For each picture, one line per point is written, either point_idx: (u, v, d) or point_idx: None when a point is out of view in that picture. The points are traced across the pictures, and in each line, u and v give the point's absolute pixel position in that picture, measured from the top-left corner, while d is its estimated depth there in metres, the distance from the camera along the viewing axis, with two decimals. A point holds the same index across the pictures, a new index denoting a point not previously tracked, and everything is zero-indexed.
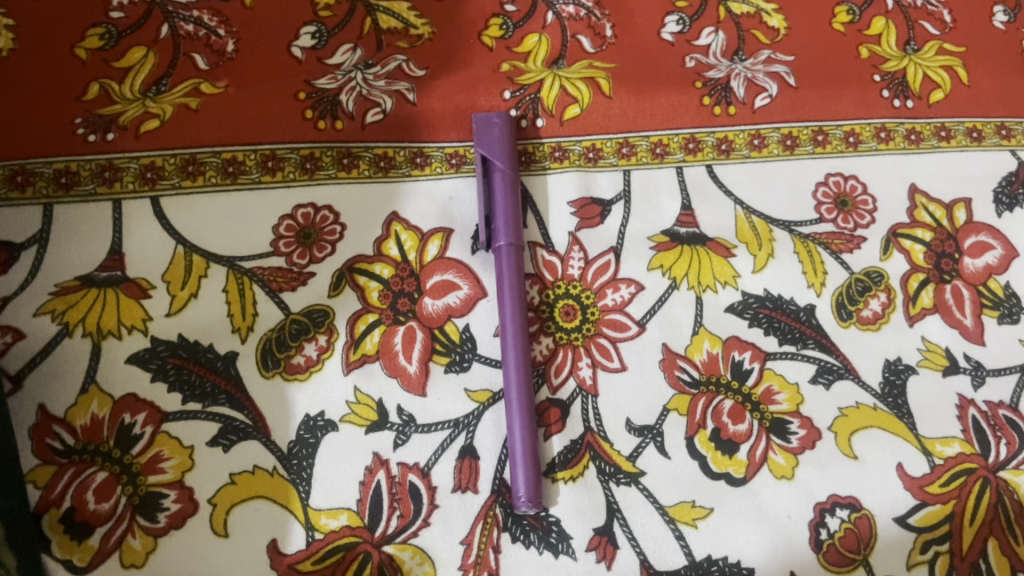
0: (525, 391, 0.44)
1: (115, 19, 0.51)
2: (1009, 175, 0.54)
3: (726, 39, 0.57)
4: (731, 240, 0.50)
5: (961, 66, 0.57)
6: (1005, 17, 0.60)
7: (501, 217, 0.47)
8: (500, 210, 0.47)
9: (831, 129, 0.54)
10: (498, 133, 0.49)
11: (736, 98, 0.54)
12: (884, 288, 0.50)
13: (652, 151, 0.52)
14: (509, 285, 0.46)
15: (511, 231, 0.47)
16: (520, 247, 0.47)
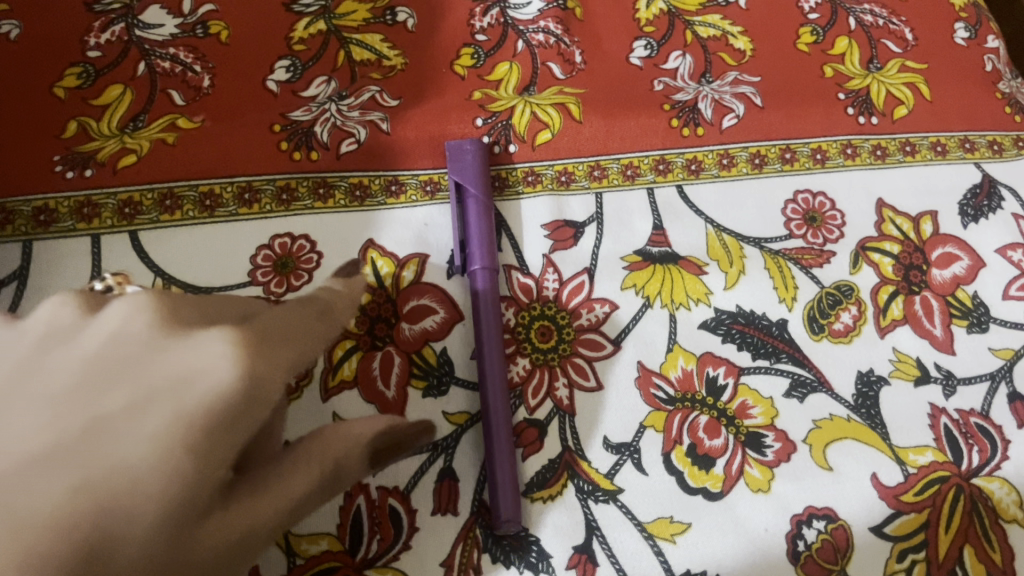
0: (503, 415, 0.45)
1: (92, 58, 0.52)
2: (973, 188, 0.55)
3: (693, 62, 0.58)
4: (703, 258, 0.51)
5: (923, 82, 0.58)
6: (966, 33, 0.61)
7: (477, 242, 0.48)
8: (475, 235, 0.48)
9: (798, 146, 0.55)
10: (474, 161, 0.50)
11: (704, 119, 0.55)
12: (855, 301, 0.51)
13: (622, 173, 0.53)
14: (484, 310, 0.46)
15: (486, 256, 0.48)
16: (495, 273, 0.48)
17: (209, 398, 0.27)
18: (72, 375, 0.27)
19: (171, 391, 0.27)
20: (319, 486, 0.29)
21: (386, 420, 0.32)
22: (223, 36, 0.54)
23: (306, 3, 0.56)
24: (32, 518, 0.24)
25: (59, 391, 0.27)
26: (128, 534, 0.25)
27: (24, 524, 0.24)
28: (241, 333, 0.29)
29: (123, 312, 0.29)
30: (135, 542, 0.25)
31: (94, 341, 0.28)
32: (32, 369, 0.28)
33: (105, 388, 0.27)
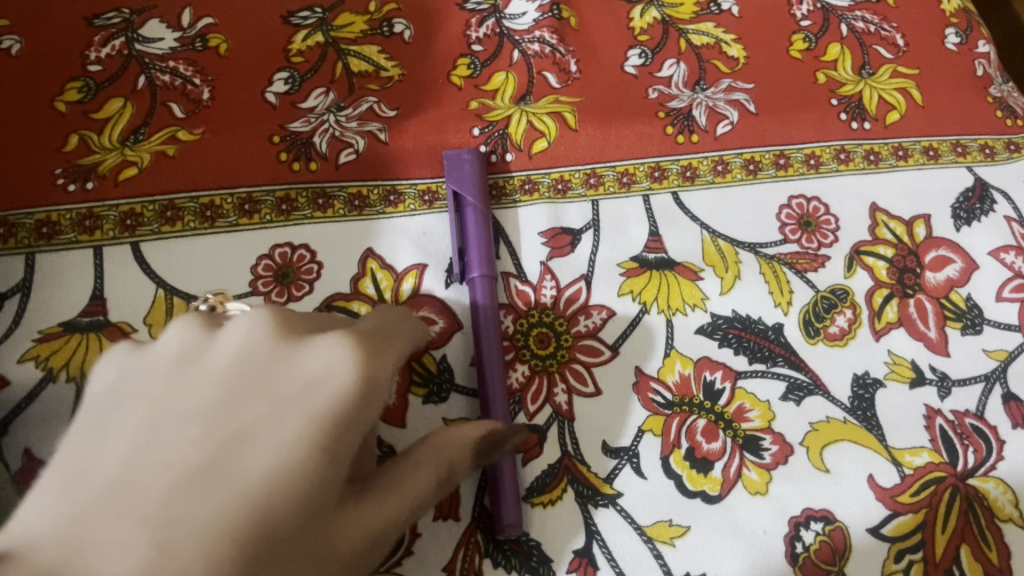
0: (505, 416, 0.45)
1: (93, 72, 0.52)
2: (966, 192, 0.55)
3: (687, 69, 0.59)
4: (698, 263, 0.52)
5: (915, 87, 0.59)
6: (957, 39, 0.62)
7: (475, 249, 0.48)
8: (474, 242, 0.49)
9: (792, 152, 0.56)
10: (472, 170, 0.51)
11: (698, 126, 0.56)
12: (850, 305, 0.51)
13: (618, 180, 0.54)
14: (483, 317, 0.47)
15: (485, 263, 0.48)
16: (493, 279, 0.48)
17: (336, 396, 0.31)
18: (212, 389, 0.30)
19: (302, 393, 0.30)
20: (439, 486, 0.33)
21: (483, 426, 0.36)
22: (222, 48, 0.55)
23: (304, 14, 0.57)
24: (201, 517, 0.27)
25: (202, 404, 0.30)
26: (282, 518, 0.28)
27: (198, 519, 0.27)
28: (351, 339, 0.33)
29: (243, 329, 0.32)
30: (286, 527, 0.28)
31: (222, 359, 0.32)
32: (171, 388, 0.31)
33: (241, 396, 0.30)
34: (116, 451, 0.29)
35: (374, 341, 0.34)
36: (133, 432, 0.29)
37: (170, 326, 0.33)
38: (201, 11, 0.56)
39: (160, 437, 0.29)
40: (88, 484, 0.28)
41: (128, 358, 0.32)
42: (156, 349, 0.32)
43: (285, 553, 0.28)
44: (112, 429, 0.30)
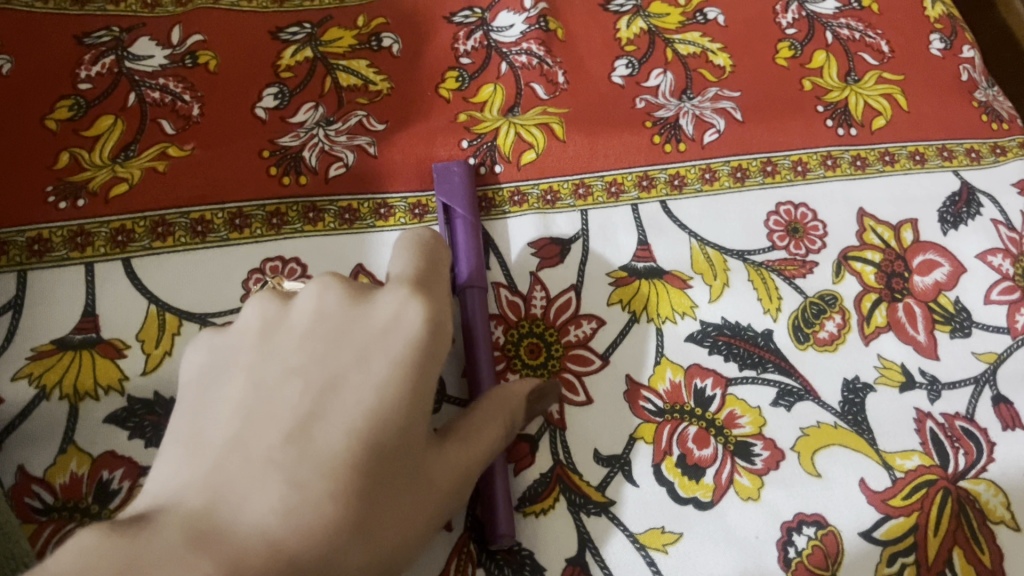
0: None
1: (83, 90, 0.53)
2: (952, 196, 0.56)
3: (674, 79, 0.59)
4: (687, 272, 0.52)
5: (900, 93, 0.59)
6: (941, 44, 0.62)
7: (466, 261, 0.49)
8: (465, 254, 0.49)
9: (779, 159, 0.56)
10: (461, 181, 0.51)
11: (685, 135, 0.56)
12: (838, 310, 0.51)
13: (607, 190, 0.54)
14: (475, 329, 0.47)
15: (476, 274, 0.48)
16: (484, 291, 0.48)
17: (406, 342, 0.35)
18: (301, 349, 0.36)
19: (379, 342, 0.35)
20: (506, 430, 0.39)
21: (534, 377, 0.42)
22: (212, 65, 0.55)
23: (293, 31, 0.57)
24: (322, 455, 0.32)
25: (294, 362, 0.35)
26: (391, 447, 0.33)
27: (323, 455, 0.32)
28: (410, 288, 0.37)
29: (315, 294, 0.37)
30: (394, 454, 0.34)
31: (303, 323, 0.37)
32: (264, 354, 0.36)
33: (327, 350, 0.35)
34: (235, 413, 0.34)
35: (430, 289, 0.38)
36: (242, 395, 0.35)
37: (249, 302, 0.38)
38: (190, 27, 0.56)
39: (264, 393, 0.34)
40: (214, 443, 0.33)
41: (222, 338, 0.38)
42: (244, 324, 0.38)
43: (398, 478, 0.34)
44: (227, 398, 0.35)
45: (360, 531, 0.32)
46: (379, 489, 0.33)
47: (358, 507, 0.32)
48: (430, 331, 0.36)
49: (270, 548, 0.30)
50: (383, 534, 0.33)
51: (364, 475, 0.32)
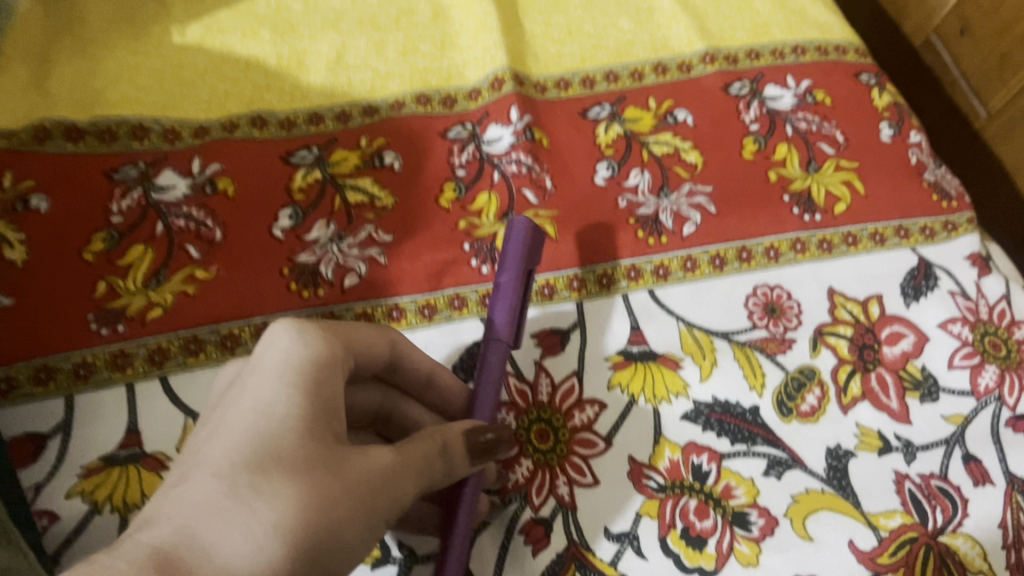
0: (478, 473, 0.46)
1: (115, 222, 0.57)
2: (912, 271, 0.61)
3: (651, 178, 0.65)
4: (678, 353, 0.57)
5: (857, 179, 0.65)
6: (891, 131, 0.69)
7: (499, 314, 0.51)
8: (502, 305, 0.51)
9: (753, 246, 0.62)
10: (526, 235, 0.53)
11: (666, 229, 0.62)
12: (817, 382, 0.56)
13: (599, 283, 0.59)
14: (492, 384, 0.49)
15: (502, 327, 0.50)
16: (508, 347, 0.50)
17: (281, 352, 0.39)
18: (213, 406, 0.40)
19: (262, 364, 0.39)
20: (435, 447, 0.41)
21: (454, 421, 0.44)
22: (230, 191, 0.60)
23: (302, 154, 0.62)
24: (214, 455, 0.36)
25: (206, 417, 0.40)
26: (281, 438, 0.36)
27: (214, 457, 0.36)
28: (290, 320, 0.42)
29: (227, 371, 0.43)
30: (286, 442, 0.36)
31: (218, 392, 0.42)
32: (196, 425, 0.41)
33: (229, 392, 0.39)
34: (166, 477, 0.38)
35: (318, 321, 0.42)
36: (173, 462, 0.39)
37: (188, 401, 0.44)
38: (208, 157, 0.61)
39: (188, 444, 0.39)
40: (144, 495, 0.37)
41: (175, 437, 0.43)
42: None
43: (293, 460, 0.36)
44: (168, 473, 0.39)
45: (253, 516, 0.34)
46: (270, 472, 0.35)
47: (245, 481, 0.35)
48: (311, 345, 0.40)
49: (154, 539, 0.33)
50: (288, 512, 0.34)
51: (251, 458, 0.35)
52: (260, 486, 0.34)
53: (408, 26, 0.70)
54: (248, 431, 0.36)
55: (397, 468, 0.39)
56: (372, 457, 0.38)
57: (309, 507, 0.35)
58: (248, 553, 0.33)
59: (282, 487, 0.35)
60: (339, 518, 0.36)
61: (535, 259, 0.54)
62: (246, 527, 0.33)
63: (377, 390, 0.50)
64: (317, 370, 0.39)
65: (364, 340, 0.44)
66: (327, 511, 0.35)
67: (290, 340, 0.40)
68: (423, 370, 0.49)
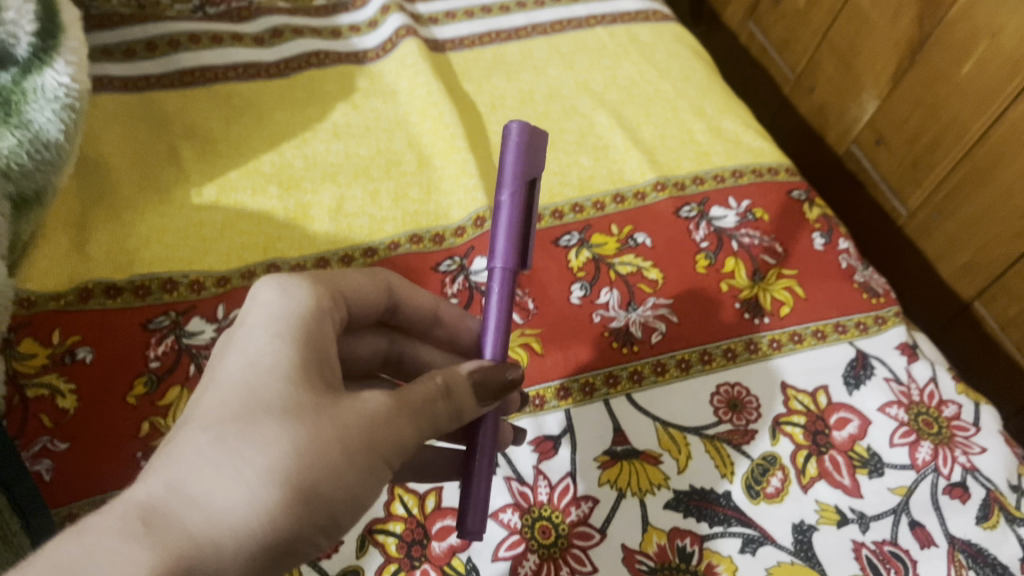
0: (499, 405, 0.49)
1: (154, 367, 0.65)
2: (851, 362, 0.71)
3: (619, 294, 0.74)
4: (657, 449, 0.65)
5: (797, 284, 0.75)
6: (823, 239, 0.79)
7: (504, 243, 0.47)
8: (503, 228, 0.47)
9: (713, 349, 0.71)
10: (526, 143, 0.46)
11: (637, 338, 0.71)
12: (779, 467, 0.64)
13: (582, 390, 0.68)
14: (502, 314, 0.49)
15: (508, 255, 0.47)
16: (517, 274, 0.48)
17: (265, 311, 0.43)
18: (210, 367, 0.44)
19: (248, 321, 0.43)
20: (436, 390, 0.43)
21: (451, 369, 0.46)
22: None
23: None
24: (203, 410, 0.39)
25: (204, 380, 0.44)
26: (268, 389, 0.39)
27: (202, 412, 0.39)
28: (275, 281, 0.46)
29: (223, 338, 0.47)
30: (272, 392, 0.39)
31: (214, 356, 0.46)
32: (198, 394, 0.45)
33: (222, 350, 0.43)
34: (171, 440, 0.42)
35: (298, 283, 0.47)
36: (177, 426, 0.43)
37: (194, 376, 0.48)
38: (231, 304, 0.69)
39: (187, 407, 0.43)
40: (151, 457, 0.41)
41: None
42: None
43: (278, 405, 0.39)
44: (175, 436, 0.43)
45: (243, 463, 0.37)
46: (257, 418, 0.38)
47: (232, 428, 0.38)
48: (297, 301, 0.45)
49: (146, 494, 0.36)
50: (278, 456, 0.37)
51: (237, 407, 0.39)
52: (248, 434, 0.38)
53: (397, 175, 0.80)
54: (238, 383, 0.40)
55: (393, 411, 0.41)
56: (368, 402, 0.41)
57: (303, 452, 0.38)
58: (240, 499, 0.36)
59: (272, 434, 0.38)
60: (334, 462, 0.38)
61: (540, 171, 0.48)
62: (236, 473, 0.37)
63: (384, 336, 0.60)
64: (303, 327, 0.43)
65: (354, 285, 0.52)
66: (318, 453, 0.38)
67: (276, 298, 0.44)
68: (426, 310, 0.57)
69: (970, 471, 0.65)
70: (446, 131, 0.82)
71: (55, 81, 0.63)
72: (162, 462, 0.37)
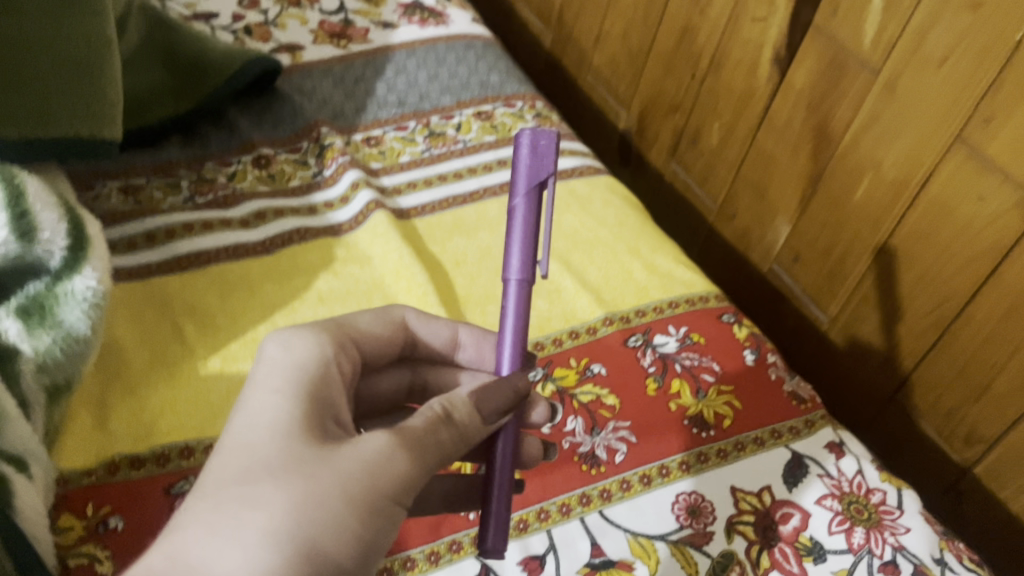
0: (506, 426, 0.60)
1: None
2: (788, 463, 0.82)
3: (583, 421, 0.84)
4: (630, 557, 0.74)
5: (735, 398, 0.87)
6: (753, 356, 0.92)
7: (519, 254, 0.59)
8: (517, 242, 0.59)
9: (669, 462, 0.81)
10: (542, 155, 0.59)
11: (602, 460, 0.81)
12: (736, 562, 0.74)
13: (560, 510, 0.77)
14: (522, 313, 0.60)
15: (523, 267, 0.60)
16: (533, 279, 0.60)
17: (268, 364, 0.56)
18: None
19: (255, 379, 0.55)
20: (416, 434, 0.52)
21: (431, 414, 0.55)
22: None
23: None
24: (210, 481, 0.48)
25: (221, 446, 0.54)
26: (262, 456, 0.49)
27: (208, 483, 0.48)
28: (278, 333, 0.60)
29: None
30: (266, 458, 0.49)
31: None
32: None
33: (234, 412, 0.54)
34: None
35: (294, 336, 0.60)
36: None
37: None
38: None
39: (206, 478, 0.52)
40: None
41: None
42: None
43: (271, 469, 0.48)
44: None
45: (246, 523, 0.45)
46: (255, 482, 0.47)
47: (234, 494, 0.47)
48: (301, 366, 0.56)
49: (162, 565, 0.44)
50: (274, 515, 0.46)
51: (237, 476, 0.48)
52: (247, 496, 0.47)
53: None
54: (240, 452, 0.50)
55: (380, 455, 0.50)
56: (365, 448, 0.50)
57: (297, 505, 0.46)
58: (244, 557, 0.44)
59: (268, 493, 0.47)
60: (328, 511, 0.47)
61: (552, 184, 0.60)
62: (244, 535, 0.45)
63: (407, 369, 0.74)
64: (299, 381, 0.55)
65: (366, 322, 0.67)
66: (313, 507, 0.47)
67: (275, 356, 0.57)
68: (442, 340, 0.72)
69: (899, 549, 0.75)
70: (418, 289, 0.93)
71: (84, 285, 0.73)
72: (176, 533, 0.46)
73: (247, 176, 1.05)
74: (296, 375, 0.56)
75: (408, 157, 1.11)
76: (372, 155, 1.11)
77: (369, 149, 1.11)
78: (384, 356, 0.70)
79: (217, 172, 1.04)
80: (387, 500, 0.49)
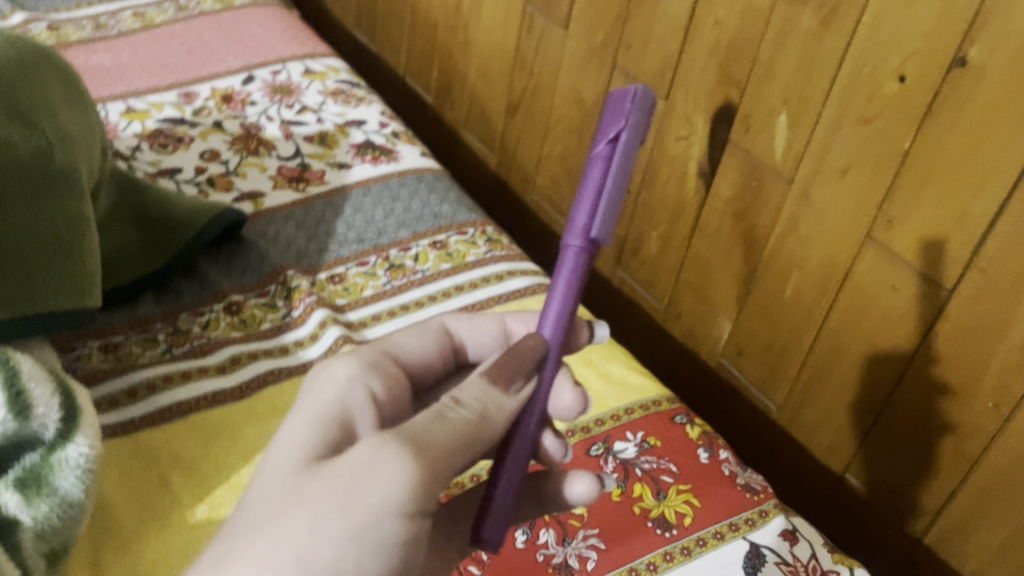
0: (527, 418, 0.63)
1: None
2: (748, 554, 0.88)
3: (554, 532, 0.88)
4: None
5: (694, 496, 0.93)
6: (707, 453, 0.99)
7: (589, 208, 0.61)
8: (587, 195, 0.61)
9: (638, 565, 0.86)
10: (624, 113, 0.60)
11: (576, 568, 0.85)
12: None
13: None
14: (578, 268, 0.62)
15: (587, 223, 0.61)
16: (596, 242, 0.62)
17: (300, 402, 0.64)
18: None
19: (290, 415, 0.64)
20: (409, 441, 0.57)
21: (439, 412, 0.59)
22: None
23: None
24: (233, 518, 0.57)
25: None
26: (268, 491, 0.57)
27: (232, 520, 0.57)
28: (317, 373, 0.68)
29: None
30: (272, 491, 0.57)
31: None
32: None
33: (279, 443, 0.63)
34: None
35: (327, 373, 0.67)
36: None
37: None
38: None
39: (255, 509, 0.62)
40: None
41: None
42: None
43: (271, 502, 0.56)
44: None
45: (241, 551, 0.53)
46: (257, 516, 0.55)
47: (241, 527, 0.55)
48: (323, 399, 0.63)
49: None
50: (263, 541, 0.53)
51: (248, 512, 0.56)
52: (248, 528, 0.55)
53: None
54: (257, 488, 0.58)
55: (367, 465, 0.55)
56: (356, 462, 0.56)
57: (282, 533, 0.53)
58: None
59: (264, 522, 0.54)
60: (309, 531, 0.53)
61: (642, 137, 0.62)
62: (238, 561, 0.53)
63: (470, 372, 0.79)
64: (320, 412, 0.62)
65: (410, 343, 0.73)
66: (295, 530, 0.53)
67: (306, 395, 0.65)
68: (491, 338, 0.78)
69: None
70: None
71: (77, 452, 0.78)
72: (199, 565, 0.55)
73: (220, 324, 1.11)
74: (319, 406, 0.63)
75: (371, 291, 1.18)
76: (337, 292, 1.18)
77: (334, 287, 1.19)
78: (440, 367, 0.75)
79: (191, 322, 1.10)
80: (378, 510, 0.54)
